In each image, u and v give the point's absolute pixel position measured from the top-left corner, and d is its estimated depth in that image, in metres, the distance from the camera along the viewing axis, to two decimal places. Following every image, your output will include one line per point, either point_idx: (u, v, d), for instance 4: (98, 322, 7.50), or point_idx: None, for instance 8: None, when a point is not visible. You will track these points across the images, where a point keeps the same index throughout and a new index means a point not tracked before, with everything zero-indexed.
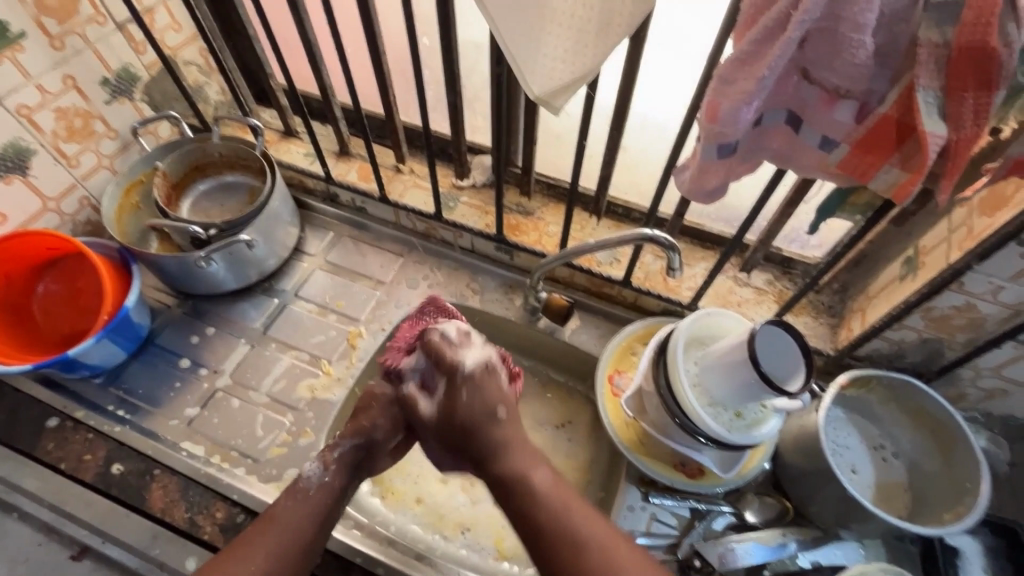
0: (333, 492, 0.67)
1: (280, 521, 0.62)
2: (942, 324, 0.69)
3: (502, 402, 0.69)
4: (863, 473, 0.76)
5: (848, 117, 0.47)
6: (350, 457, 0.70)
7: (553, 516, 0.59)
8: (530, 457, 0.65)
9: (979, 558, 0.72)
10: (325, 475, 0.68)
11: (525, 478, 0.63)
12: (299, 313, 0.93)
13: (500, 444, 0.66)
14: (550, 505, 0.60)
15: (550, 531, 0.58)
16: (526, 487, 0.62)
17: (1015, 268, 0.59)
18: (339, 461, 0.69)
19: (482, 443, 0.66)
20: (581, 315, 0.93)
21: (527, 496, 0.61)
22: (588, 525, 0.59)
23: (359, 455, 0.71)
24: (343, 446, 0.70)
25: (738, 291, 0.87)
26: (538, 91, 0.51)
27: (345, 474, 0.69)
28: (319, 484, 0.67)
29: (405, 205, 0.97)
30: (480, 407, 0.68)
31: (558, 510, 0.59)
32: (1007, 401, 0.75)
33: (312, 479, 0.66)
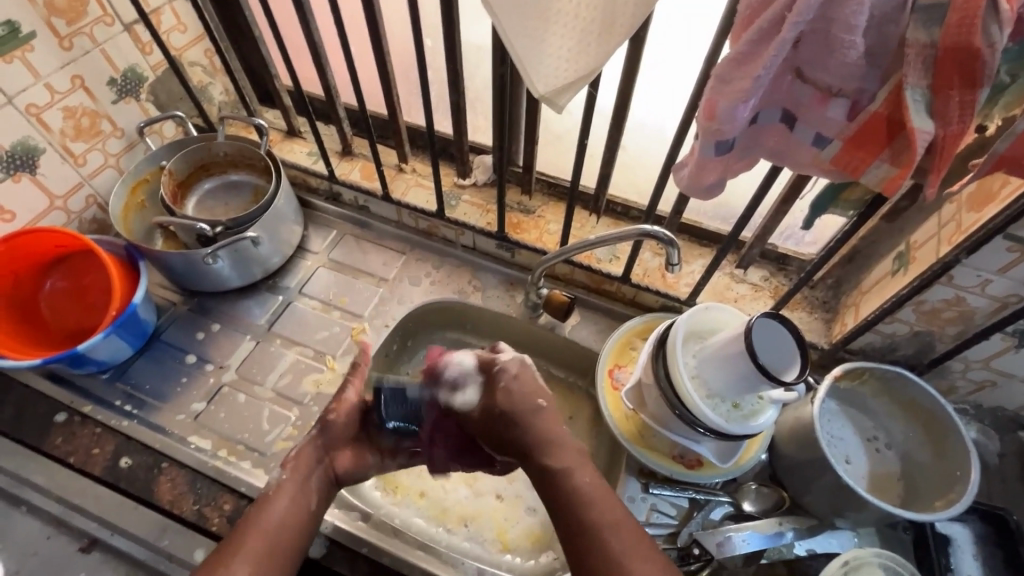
0: (296, 487, 0.67)
1: (255, 524, 0.63)
2: (932, 317, 0.72)
3: (531, 401, 0.67)
4: (857, 464, 0.78)
5: (840, 115, 0.49)
6: (309, 453, 0.71)
7: (595, 531, 0.59)
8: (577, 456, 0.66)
9: (971, 546, 0.74)
10: (283, 474, 0.69)
11: (577, 486, 0.62)
12: (303, 309, 0.94)
13: (550, 437, 0.66)
14: (594, 520, 0.60)
15: (583, 532, 0.60)
16: (567, 485, 0.62)
17: (1002, 261, 0.61)
18: (297, 460, 0.70)
19: (535, 439, 0.65)
20: (581, 312, 0.95)
21: (577, 503, 0.61)
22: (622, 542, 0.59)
23: (319, 447, 0.72)
24: (299, 448, 0.71)
25: (735, 288, 0.89)
26: (542, 90, 0.53)
27: (306, 470, 0.69)
28: (279, 483, 0.68)
29: (407, 204, 0.98)
30: (528, 400, 0.67)
31: (600, 524, 0.60)
32: (996, 393, 0.77)
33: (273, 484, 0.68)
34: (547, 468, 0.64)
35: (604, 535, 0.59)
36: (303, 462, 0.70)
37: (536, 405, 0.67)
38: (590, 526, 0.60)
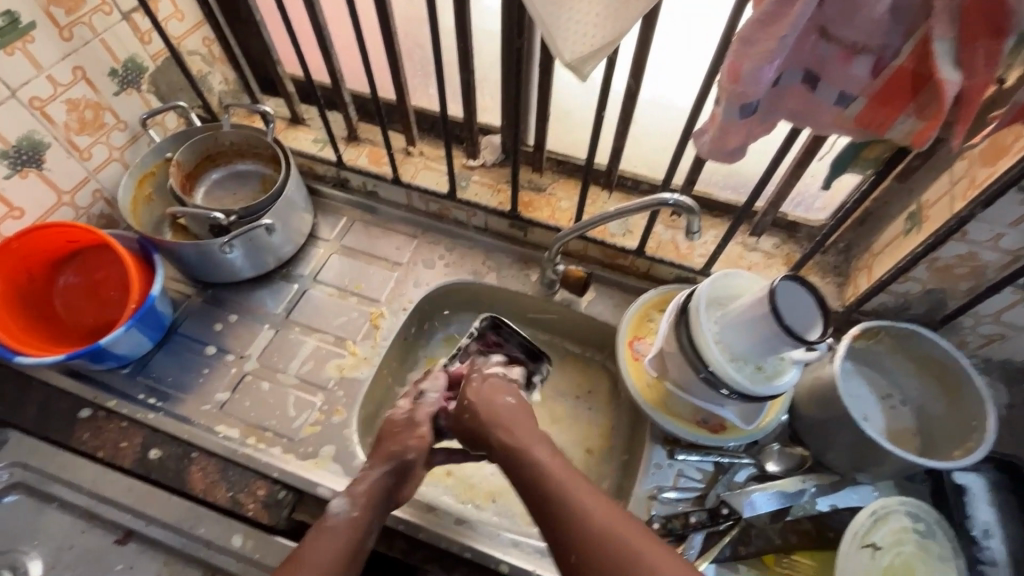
0: (360, 526, 0.66)
1: (305, 555, 0.62)
2: (945, 274, 0.73)
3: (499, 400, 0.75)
4: (875, 420, 0.81)
5: (864, 71, 0.49)
6: (379, 488, 0.70)
7: (573, 511, 0.59)
8: (532, 437, 0.70)
9: (986, 494, 0.77)
10: (353, 510, 0.67)
11: (533, 460, 0.66)
12: (319, 297, 0.94)
13: (505, 422, 0.72)
14: (550, 484, 0.63)
15: (541, 496, 0.62)
16: (524, 462, 0.66)
17: (1015, 214, 0.63)
18: (367, 494, 0.69)
19: (494, 424, 0.72)
20: (597, 287, 0.95)
21: (533, 474, 0.65)
22: (582, 499, 0.60)
23: (390, 483, 0.71)
24: (371, 479, 0.70)
25: (747, 256, 0.90)
26: (568, 57, 0.52)
27: (373, 505, 0.68)
28: (347, 518, 0.66)
29: (417, 186, 0.98)
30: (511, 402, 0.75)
31: (560, 489, 0.62)
32: (1006, 345, 0.80)
33: (340, 514, 0.67)
34: (508, 445, 0.69)
35: (566, 498, 0.60)
36: (372, 498, 0.69)
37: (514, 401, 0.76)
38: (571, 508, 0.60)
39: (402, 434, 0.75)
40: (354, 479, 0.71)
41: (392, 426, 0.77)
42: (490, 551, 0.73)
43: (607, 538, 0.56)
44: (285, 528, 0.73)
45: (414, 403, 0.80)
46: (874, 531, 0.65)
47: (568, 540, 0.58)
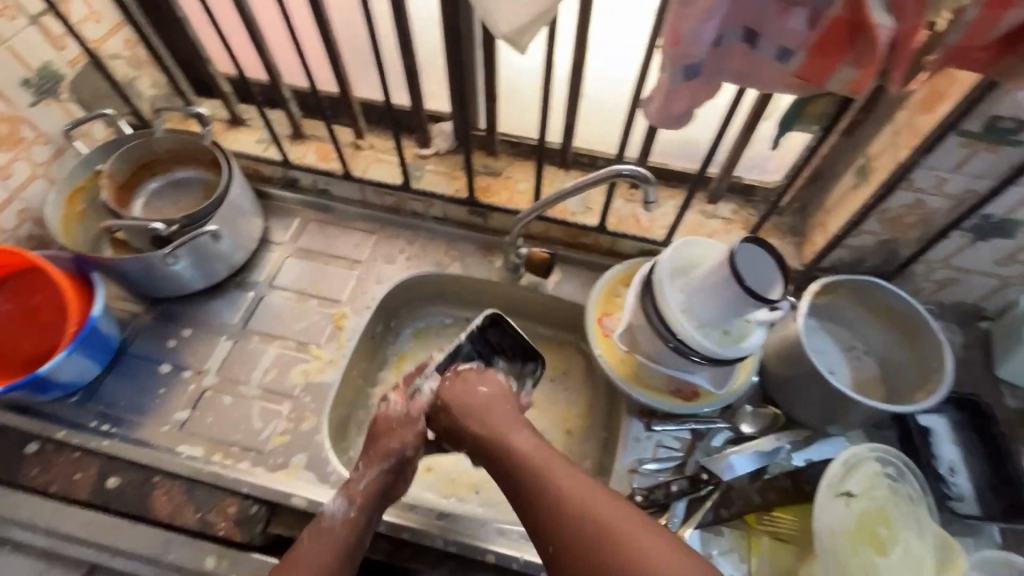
0: (357, 527, 0.66)
1: (297, 558, 0.63)
2: (895, 224, 0.75)
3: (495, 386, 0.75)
4: (841, 373, 0.83)
5: (801, 24, 0.49)
6: (375, 488, 0.69)
7: (517, 458, 0.64)
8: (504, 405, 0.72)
9: (948, 433, 0.79)
10: (351, 510, 0.67)
11: (494, 424, 0.69)
12: (277, 302, 0.91)
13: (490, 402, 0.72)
14: (501, 439, 0.67)
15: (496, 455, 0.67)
16: (482, 426, 0.70)
17: (956, 159, 0.64)
18: (364, 493, 0.68)
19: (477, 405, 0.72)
20: (562, 268, 0.95)
21: (494, 439, 0.68)
22: (527, 449, 0.65)
23: (391, 479, 0.71)
24: (367, 477, 0.70)
25: (708, 224, 0.91)
26: (505, 30, 0.51)
27: (370, 504, 0.68)
28: (342, 518, 0.67)
29: (370, 180, 0.96)
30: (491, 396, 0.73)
31: (510, 444, 0.66)
32: (956, 289, 0.82)
33: (336, 516, 0.67)
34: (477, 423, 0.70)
35: (507, 446, 0.66)
36: (370, 495, 0.68)
37: (500, 394, 0.74)
38: (559, 490, 0.59)
39: (396, 431, 0.73)
40: (351, 479, 0.70)
41: (389, 425, 0.74)
42: (475, 542, 0.71)
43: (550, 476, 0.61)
44: (261, 543, 0.71)
45: (409, 399, 0.76)
46: (848, 480, 0.66)
47: (518, 486, 0.63)
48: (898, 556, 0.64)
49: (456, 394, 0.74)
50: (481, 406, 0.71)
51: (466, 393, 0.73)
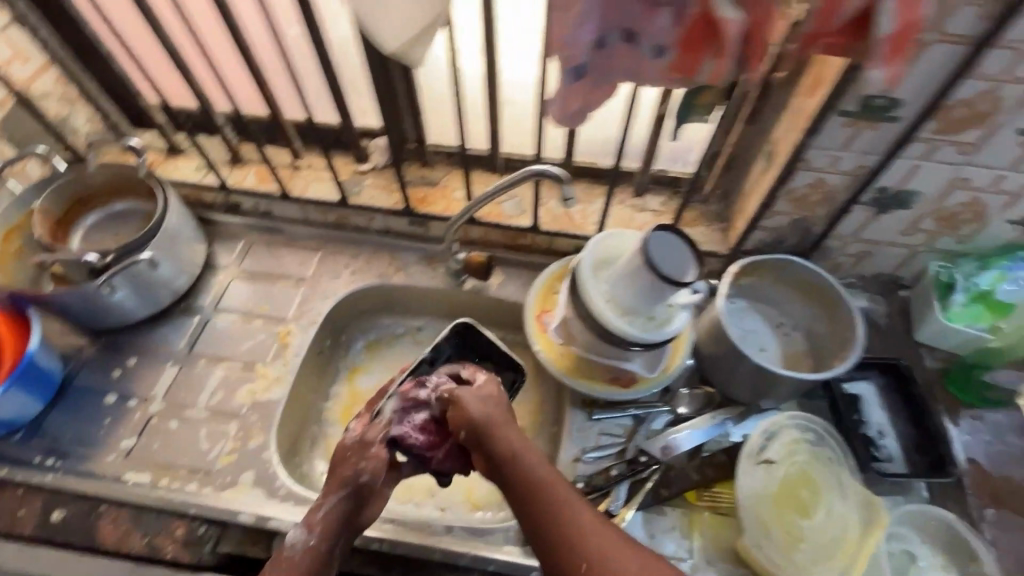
0: (318, 556, 0.64)
1: None
2: (803, 203, 0.79)
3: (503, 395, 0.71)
4: (771, 350, 0.86)
5: (668, 22, 0.53)
6: (337, 516, 0.66)
7: (526, 481, 0.63)
8: (507, 415, 0.68)
9: (877, 399, 0.82)
10: (310, 538, 0.65)
11: (504, 438, 0.66)
12: (223, 324, 0.92)
13: (497, 418, 0.67)
14: (512, 455, 0.64)
15: (503, 472, 0.64)
16: (495, 444, 0.65)
17: (843, 138, 0.68)
18: (323, 522, 0.65)
19: (490, 421, 0.67)
20: (504, 270, 0.97)
21: (506, 452, 0.65)
22: (539, 471, 0.63)
23: (348, 507, 0.67)
24: (327, 505, 0.67)
25: (638, 217, 0.94)
26: (392, 47, 0.54)
27: (333, 533, 0.66)
28: (304, 546, 0.65)
29: (310, 199, 0.97)
30: (494, 408, 0.68)
31: (519, 461, 0.64)
32: (871, 260, 0.87)
33: (297, 545, 0.64)
34: (491, 443, 0.66)
35: (519, 465, 0.64)
36: (331, 524, 0.66)
37: (506, 411, 0.69)
38: (576, 537, 0.58)
39: (355, 457, 0.69)
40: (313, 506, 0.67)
41: (343, 454, 0.70)
42: (424, 542, 0.72)
43: (565, 505, 0.60)
44: (211, 563, 0.72)
45: (369, 423, 0.72)
46: (767, 449, 0.70)
47: (523, 507, 0.62)
48: (820, 518, 0.68)
49: (465, 407, 0.68)
50: (487, 421, 0.67)
51: (473, 405, 0.68)
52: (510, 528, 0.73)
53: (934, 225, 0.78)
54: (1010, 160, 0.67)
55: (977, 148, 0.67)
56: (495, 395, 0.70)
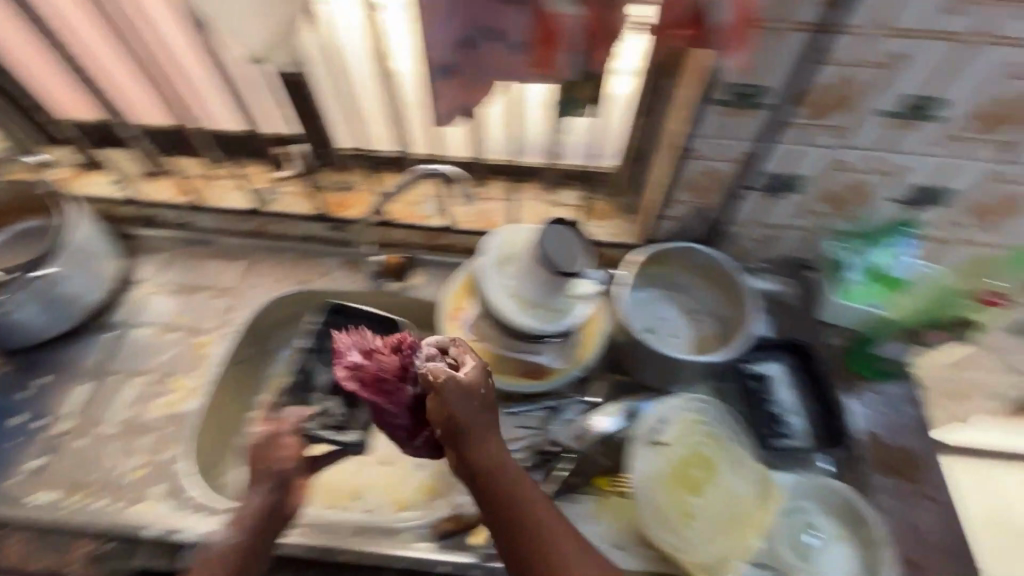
0: (243, 551, 0.64)
1: None
2: (700, 191, 0.81)
3: (488, 394, 0.62)
4: (682, 336, 0.87)
5: (518, 16, 0.54)
6: (264, 507, 0.66)
7: (509, 499, 0.56)
8: (490, 416, 0.61)
9: (786, 379, 0.83)
10: (234, 536, 0.64)
11: (486, 449, 0.59)
12: (139, 338, 0.91)
13: (479, 423, 0.60)
14: (494, 469, 0.58)
15: (482, 484, 0.57)
16: (478, 454, 0.58)
17: (724, 126, 0.71)
18: (250, 516, 0.65)
19: (472, 426, 0.59)
20: (425, 270, 0.98)
21: (487, 465, 0.58)
22: (524, 488, 0.57)
23: (274, 498, 0.67)
24: (253, 499, 0.66)
25: (554, 211, 0.95)
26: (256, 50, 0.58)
27: (260, 527, 0.65)
28: (227, 542, 0.64)
29: (227, 208, 0.97)
30: (476, 407, 0.60)
31: (502, 477, 0.57)
32: (776, 244, 0.89)
33: (219, 544, 0.64)
34: (471, 452, 0.58)
35: (501, 481, 0.57)
36: (259, 520, 0.65)
37: (491, 413, 0.62)
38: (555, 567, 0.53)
39: (270, 450, 0.69)
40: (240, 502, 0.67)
41: (259, 452, 0.69)
42: (333, 544, 0.72)
43: (545, 528, 0.55)
44: None
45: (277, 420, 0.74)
46: (662, 431, 0.73)
47: (500, 525, 0.56)
48: (716, 494, 0.70)
49: (445, 404, 0.60)
50: (469, 424, 0.59)
51: (456, 405, 0.60)
52: (422, 525, 0.74)
53: (825, 206, 0.81)
54: (880, 141, 0.70)
55: (849, 130, 0.69)
56: (472, 388, 0.61)
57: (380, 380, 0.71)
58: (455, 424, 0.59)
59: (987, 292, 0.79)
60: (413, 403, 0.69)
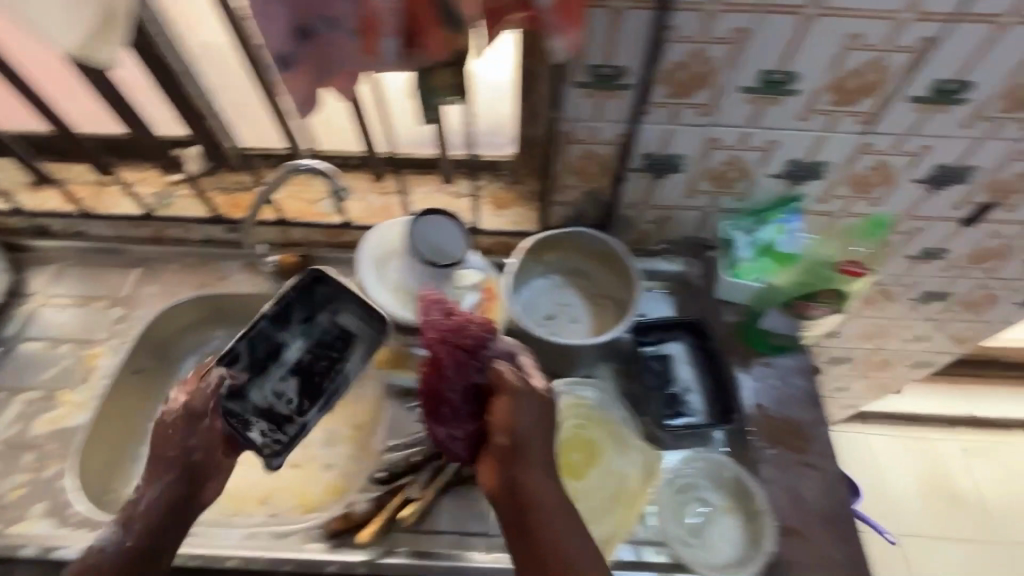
0: (133, 554, 0.58)
1: None
2: (586, 174, 0.81)
3: (550, 420, 0.61)
4: (581, 321, 0.85)
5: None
6: (165, 503, 0.61)
7: (548, 534, 0.54)
8: (546, 442, 0.60)
9: (685, 358, 0.82)
10: (126, 539, 0.59)
11: (537, 479, 0.57)
12: (27, 354, 0.88)
13: (535, 448, 0.59)
14: (539, 499, 0.56)
15: (524, 509, 0.56)
16: (529, 480, 0.57)
17: (591, 108, 0.70)
18: (144, 513, 0.60)
19: (529, 449, 0.58)
20: (329, 269, 0.96)
21: (534, 496, 0.56)
22: (563, 526, 0.55)
23: (179, 491, 0.62)
24: (147, 497, 0.61)
25: (456, 202, 0.94)
26: None
27: (155, 527, 0.60)
28: (117, 543, 0.59)
29: (118, 215, 0.94)
30: (541, 432, 0.60)
31: (545, 512, 0.55)
32: (672, 225, 0.89)
33: (107, 546, 0.59)
34: (522, 478, 0.57)
35: (543, 515, 0.55)
36: (150, 521, 0.60)
37: (551, 442, 0.61)
38: None
39: (181, 436, 0.63)
40: (133, 497, 0.62)
41: (161, 433, 0.64)
42: (216, 552, 0.70)
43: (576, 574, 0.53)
44: None
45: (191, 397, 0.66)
46: None
47: (532, 556, 0.54)
48: (596, 475, 0.74)
49: (514, 413, 0.59)
50: (530, 443, 0.58)
51: (524, 424, 0.59)
52: (315, 526, 0.73)
53: (710, 184, 0.81)
54: (746, 116, 0.70)
55: (713, 106, 0.69)
56: (537, 413, 0.60)
57: (454, 347, 0.62)
58: (518, 446, 0.58)
59: (846, 260, 0.77)
60: (471, 388, 0.63)
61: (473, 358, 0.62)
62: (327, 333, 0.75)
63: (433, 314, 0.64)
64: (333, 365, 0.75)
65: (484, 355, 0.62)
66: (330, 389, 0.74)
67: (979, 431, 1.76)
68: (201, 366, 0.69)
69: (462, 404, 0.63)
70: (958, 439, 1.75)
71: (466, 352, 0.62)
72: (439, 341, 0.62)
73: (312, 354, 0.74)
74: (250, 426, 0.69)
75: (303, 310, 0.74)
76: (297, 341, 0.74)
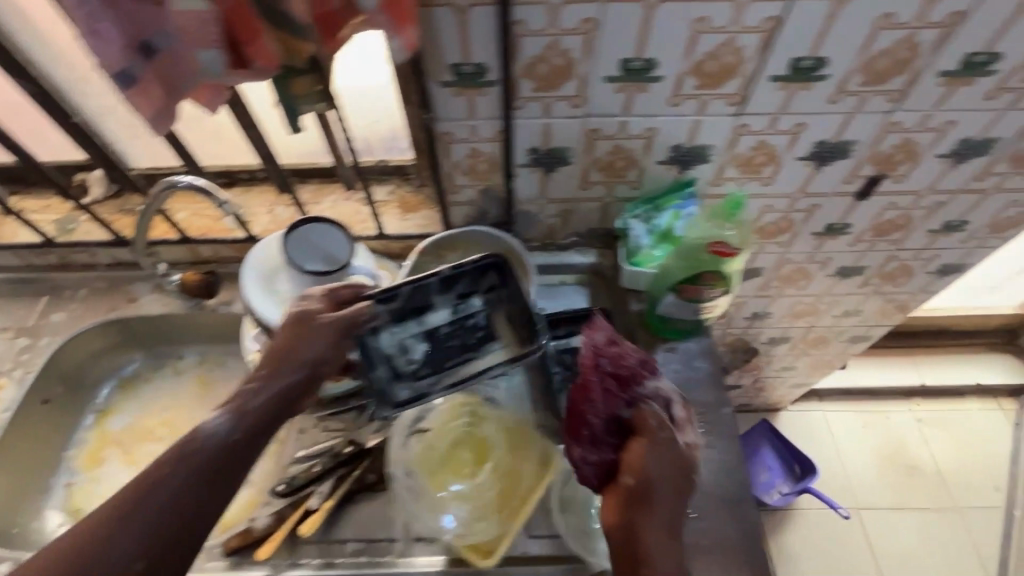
0: (231, 453, 0.57)
1: (144, 484, 0.54)
2: (476, 173, 0.81)
3: (686, 479, 0.62)
4: None
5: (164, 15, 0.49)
6: (269, 406, 0.61)
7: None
8: (673, 503, 0.60)
9: None
10: (236, 432, 0.58)
11: (653, 531, 0.58)
12: None
13: (660, 501, 0.60)
14: (652, 544, 0.57)
15: (635, 546, 0.57)
16: (647, 522, 0.58)
17: (462, 107, 0.71)
18: (258, 410, 0.60)
19: (655, 499, 0.60)
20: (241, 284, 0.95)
21: (643, 546, 0.57)
22: None
23: (274, 403, 0.61)
24: (264, 392, 0.61)
25: (362, 210, 0.94)
26: None
27: (262, 427, 0.60)
28: (222, 435, 0.57)
29: (19, 243, 0.93)
30: (673, 486, 0.61)
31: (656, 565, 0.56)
32: (575, 218, 0.89)
33: (219, 428, 0.58)
34: (641, 522, 0.58)
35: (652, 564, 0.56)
36: (256, 421, 0.59)
37: (680, 499, 0.61)
38: None
39: (311, 339, 0.64)
40: (242, 389, 0.61)
41: (297, 327, 0.64)
42: None
43: None
44: None
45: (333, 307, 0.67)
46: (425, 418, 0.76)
47: None
48: (485, 472, 0.73)
49: (646, 460, 0.61)
50: (659, 490, 0.60)
51: (654, 473, 0.60)
52: (216, 544, 0.73)
53: (601, 175, 0.81)
54: (617, 105, 0.71)
55: (582, 97, 0.70)
56: (685, 464, 0.62)
57: (606, 375, 0.65)
58: (644, 493, 0.60)
59: (714, 241, 0.76)
60: (615, 420, 0.65)
61: (624, 388, 0.65)
62: (476, 319, 0.75)
63: (596, 337, 0.68)
64: (464, 349, 0.75)
65: (635, 391, 0.65)
66: (451, 369, 0.74)
67: (933, 401, 1.78)
68: (354, 291, 0.69)
69: (603, 428, 0.65)
70: (913, 410, 1.77)
71: (619, 381, 0.65)
72: (593, 366, 0.66)
73: (451, 329, 0.74)
74: (374, 368, 0.71)
75: (471, 287, 0.75)
76: (444, 308, 0.74)
